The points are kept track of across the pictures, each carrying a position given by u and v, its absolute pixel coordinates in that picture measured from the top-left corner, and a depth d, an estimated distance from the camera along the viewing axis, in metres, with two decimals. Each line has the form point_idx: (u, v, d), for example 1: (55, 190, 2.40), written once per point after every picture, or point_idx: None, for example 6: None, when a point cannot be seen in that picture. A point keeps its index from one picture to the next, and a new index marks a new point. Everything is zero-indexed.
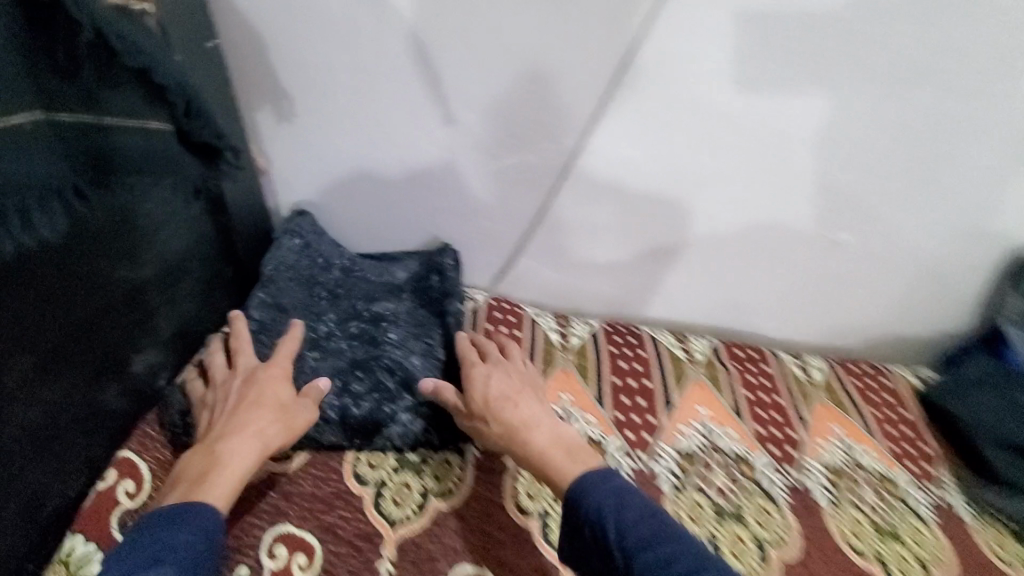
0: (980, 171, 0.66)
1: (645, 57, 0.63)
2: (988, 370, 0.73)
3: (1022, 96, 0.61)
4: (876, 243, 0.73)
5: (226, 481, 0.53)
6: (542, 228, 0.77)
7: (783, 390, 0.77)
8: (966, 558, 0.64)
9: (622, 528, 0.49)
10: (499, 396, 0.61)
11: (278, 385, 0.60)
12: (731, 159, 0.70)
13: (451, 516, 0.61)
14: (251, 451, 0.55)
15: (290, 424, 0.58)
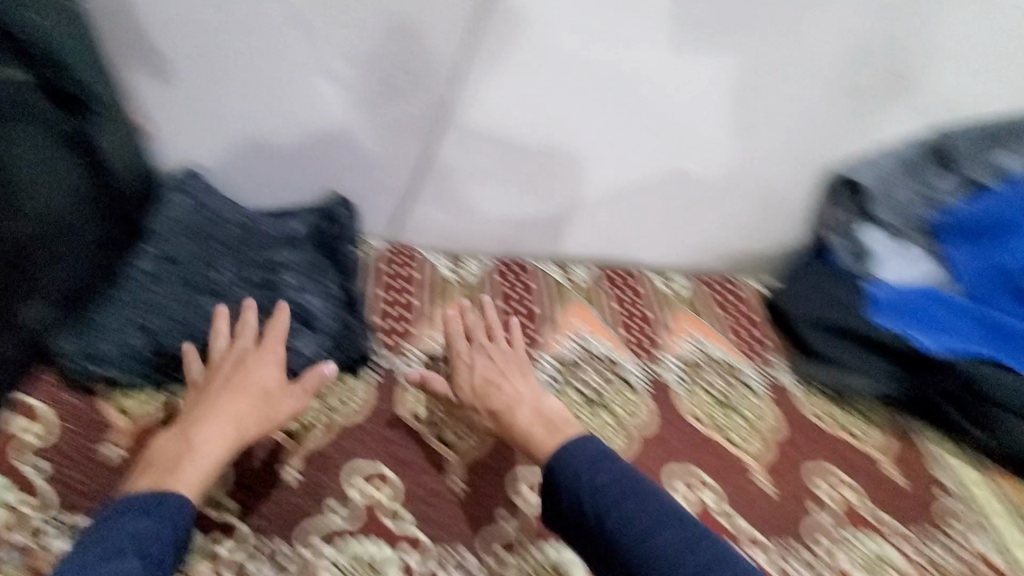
0: (794, 100, 0.80)
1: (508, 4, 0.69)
2: (820, 274, 0.84)
3: (814, 34, 0.74)
4: (718, 165, 0.86)
5: (197, 470, 0.56)
6: (431, 174, 0.84)
7: (650, 302, 0.85)
8: (792, 420, 0.75)
9: (596, 489, 0.56)
10: (481, 380, 0.68)
11: (258, 370, 0.64)
12: (591, 98, 0.78)
13: (354, 427, 0.67)
14: (223, 435, 0.59)
15: (268, 412, 0.62)
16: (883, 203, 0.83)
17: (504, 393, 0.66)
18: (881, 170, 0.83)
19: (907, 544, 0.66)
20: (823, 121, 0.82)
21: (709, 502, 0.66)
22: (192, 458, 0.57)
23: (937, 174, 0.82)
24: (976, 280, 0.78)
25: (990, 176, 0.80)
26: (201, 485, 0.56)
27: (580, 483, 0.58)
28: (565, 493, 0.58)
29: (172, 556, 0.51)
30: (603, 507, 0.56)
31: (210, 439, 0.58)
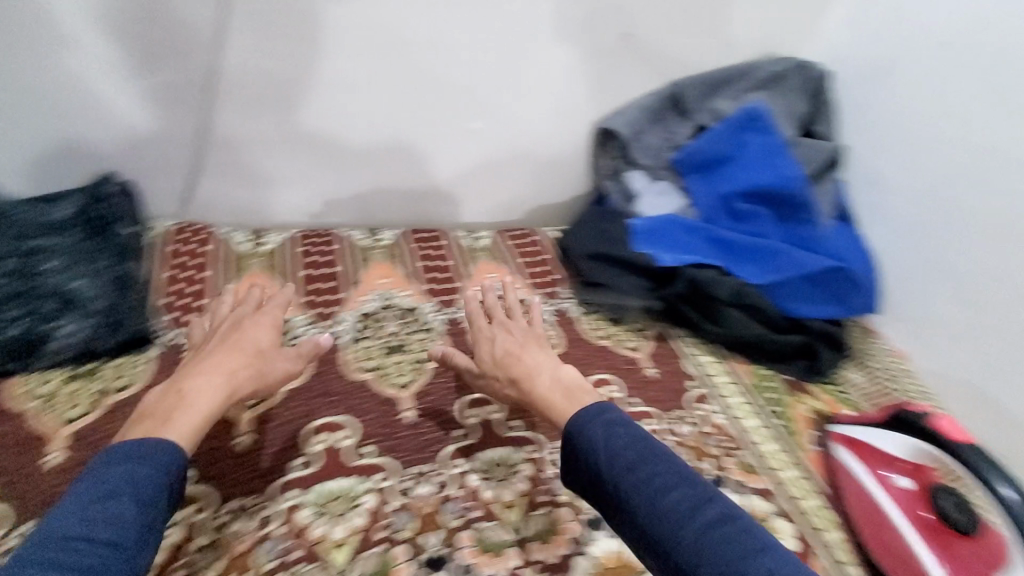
0: (547, 62, 0.90)
1: None
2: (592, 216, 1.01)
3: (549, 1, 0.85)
4: (495, 124, 0.95)
5: (186, 417, 0.57)
6: (214, 146, 0.85)
7: (452, 255, 0.94)
8: (571, 339, 0.85)
9: (612, 451, 0.56)
10: (496, 351, 0.71)
11: (255, 332, 0.68)
12: (360, 64, 0.83)
13: (131, 403, 0.67)
14: (216, 385, 0.61)
15: (259, 369, 0.66)
16: (636, 147, 0.99)
17: (513, 361, 0.69)
18: (630, 118, 0.98)
19: (668, 425, 0.76)
20: (577, 76, 0.93)
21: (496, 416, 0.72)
22: (183, 408, 0.58)
23: (673, 118, 0.99)
24: (711, 205, 0.93)
25: (715, 118, 0.97)
26: (192, 432, 0.57)
27: (595, 441, 0.57)
28: (581, 451, 0.58)
29: (165, 501, 0.51)
30: (617, 467, 0.55)
31: (203, 391, 0.60)
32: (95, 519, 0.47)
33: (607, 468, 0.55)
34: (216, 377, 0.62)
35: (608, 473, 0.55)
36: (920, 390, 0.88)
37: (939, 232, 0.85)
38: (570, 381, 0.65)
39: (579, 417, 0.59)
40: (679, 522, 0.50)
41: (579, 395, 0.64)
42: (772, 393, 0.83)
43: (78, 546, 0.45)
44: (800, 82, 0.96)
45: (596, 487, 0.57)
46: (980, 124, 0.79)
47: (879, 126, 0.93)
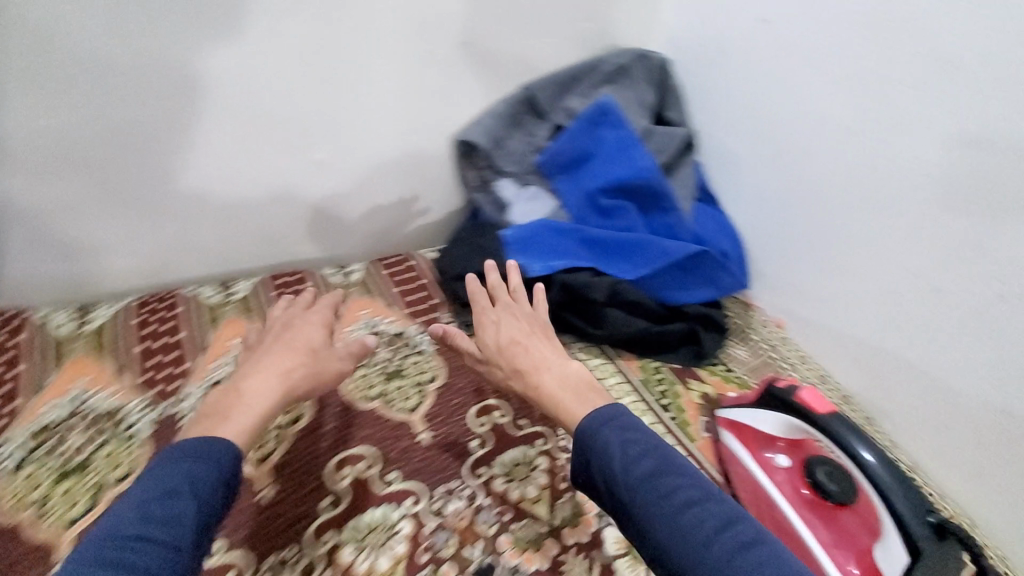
0: (390, 85, 0.86)
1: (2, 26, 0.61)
2: (464, 230, 1.00)
3: (379, 23, 0.79)
4: (346, 154, 0.89)
5: (246, 413, 0.59)
6: (8, 223, 0.74)
7: (318, 296, 0.88)
8: (453, 367, 0.81)
9: (627, 464, 0.57)
10: (504, 341, 0.74)
11: (311, 333, 0.71)
12: (174, 113, 0.74)
13: None
14: (270, 380, 0.63)
15: (315, 367, 0.67)
16: (498, 155, 0.97)
17: (519, 354, 0.72)
18: (486, 126, 0.95)
19: (558, 441, 0.74)
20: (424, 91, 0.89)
21: (367, 473, 0.68)
22: (239, 407, 0.60)
23: (531, 121, 0.99)
24: (578, 205, 0.93)
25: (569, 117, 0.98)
26: (245, 436, 0.58)
27: (611, 450, 0.59)
28: (596, 453, 0.60)
29: (215, 501, 0.52)
30: (635, 478, 0.57)
31: (259, 389, 0.62)
32: (152, 518, 0.49)
33: (629, 478, 0.57)
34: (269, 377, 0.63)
35: (629, 481, 0.57)
36: (797, 352, 0.91)
37: (786, 201, 0.89)
38: (577, 379, 0.68)
39: (585, 425, 0.62)
40: (694, 534, 0.53)
41: (586, 394, 0.67)
42: (662, 385, 0.83)
43: (133, 544, 0.47)
44: (642, 74, 0.98)
45: (612, 492, 0.59)
46: (806, 95, 0.83)
47: (720, 106, 0.96)
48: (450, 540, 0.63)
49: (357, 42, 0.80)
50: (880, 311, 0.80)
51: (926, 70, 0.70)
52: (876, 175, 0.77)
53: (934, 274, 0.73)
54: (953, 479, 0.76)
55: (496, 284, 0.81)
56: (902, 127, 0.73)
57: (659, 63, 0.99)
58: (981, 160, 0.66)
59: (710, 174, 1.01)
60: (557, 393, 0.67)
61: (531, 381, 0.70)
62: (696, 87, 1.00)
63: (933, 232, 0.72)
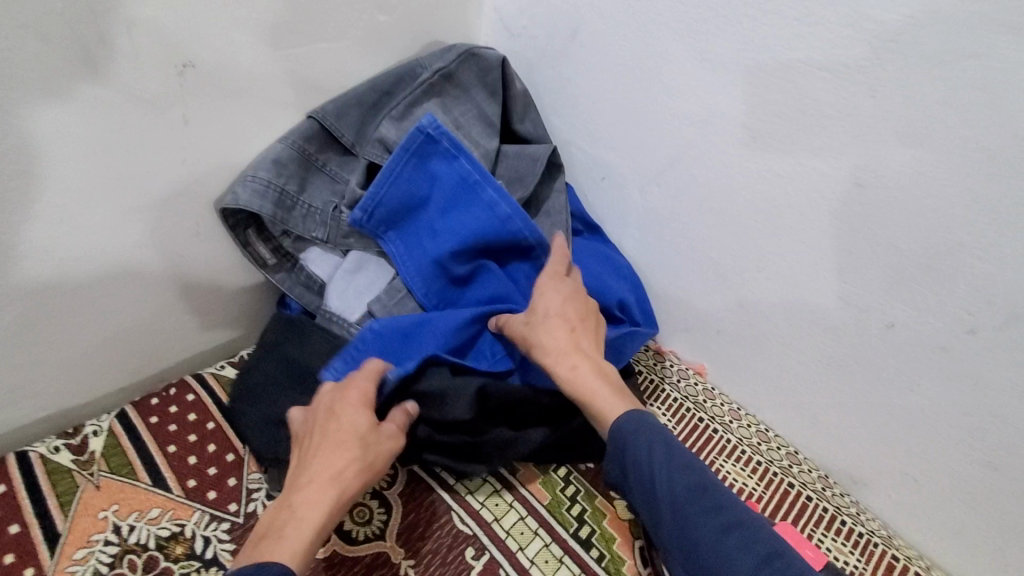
0: (94, 157, 0.56)
1: None
2: (272, 324, 0.70)
3: (39, 75, 0.49)
4: (47, 268, 0.57)
5: (300, 531, 0.47)
6: None
7: (24, 510, 0.55)
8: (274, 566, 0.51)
9: (671, 476, 0.49)
10: (554, 316, 0.60)
11: (351, 421, 0.52)
12: None
13: None
14: (325, 494, 0.49)
15: (367, 458, 0.51)
16: (297, 218, 0.67)
17: (558, 334, 0.59)
18: (265, 181, 0.64)
19: None
20: (141, 151, 0.58)
21: None
22: (293, 524, 0.47)
23: (333, 163, 0.70)
24: (418, 274, 0.66)
25: (387, 151, 0.69)
26: (305, 556, 0.46)
27: (651, 456, 0.50)
28: (632, 459, 0.50)
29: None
30: (678, 491, 0.48)
31: (297, 509, 0.48)
32: None
33: (668, 492, 0.48)
34: (310, 496, 0.48)
35: (668, 494, 0.48)
36: (729, 406, 0.74)
37: (686, 224, 0.70)
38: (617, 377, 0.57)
39: (623, 424, 0.52)
40: (737, 563, 0.44)
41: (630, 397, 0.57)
42: (576, 507, 0.61)
43: None
44: (477, 79, 0.73)
45: (648, 508, 0.49)
46: (689, 91, 0.63)
47: (585, 110, 0.74)
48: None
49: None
50: (821, 351, 0.64)
51: (840, 45, 0.52)
52: (794, 188, 0.59)
53: (883, 306, 0.57)
54: (936, 540, 0.62)
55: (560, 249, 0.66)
56: (819, 125, 0.55)
57: (498, 60, 0.73)
58: (925, 162, 0.50)
59: (587, 195, 0.79)
60: (598, 387, 0.56)
61: (568, 364, 0.57)
62: (552, 87, 0.76)
63: (876, 255, 0.56)
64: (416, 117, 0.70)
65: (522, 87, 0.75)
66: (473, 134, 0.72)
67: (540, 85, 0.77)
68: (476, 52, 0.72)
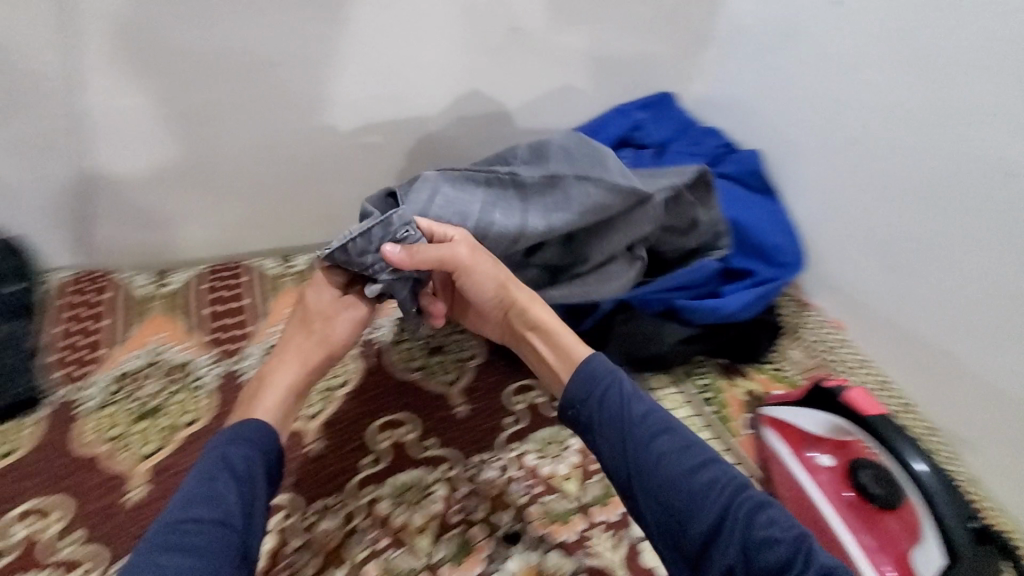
0: (447, 74, 0.86)
1: (109, 20, 0.67)
2: None
3: (444, 22, 0.81)
4: (403, 139, 0.89)
5: (274, 404, 0.63)
6: (93, 195, 0.78)
7: None
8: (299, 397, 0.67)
9: (630, 404, 0.57)
10: (496, 287, 0.67)
11: (343, 322, 0.68)
12: (246, 101, 0.78)
13: (20, 468, 0.65)
14: (293, 366, 0.65)
15: (327, 338, 0.67)
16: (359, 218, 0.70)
17: (534, 307, 0.68)
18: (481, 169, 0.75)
19: None
20: (477, 73, 0.88)
21: (403, 437, 0.73)
22: (266, 393, 0.63)
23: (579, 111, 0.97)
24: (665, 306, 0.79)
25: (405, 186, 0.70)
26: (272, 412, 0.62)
27: (618, 395, 0.58)
28: (594, 406, 0.58)
29: (260, 475, 0.55)
30: (638, 420, 0.56)
31: (275, 381, 0.64)
32: (196, 500, 0.51)
33: (648, 420, 0.56)
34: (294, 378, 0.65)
35: (649, 424, 0.56)
36: (856, 356, 0.87)
37: (856, 196, 0.84)
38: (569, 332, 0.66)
39: (595, 365, 0.60)
40: (692, 481, 0.53)
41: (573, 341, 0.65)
42: (705, 378, 0.82)
43: (187, 526, 0.49)
44: (547, 184, 0.71)
45: (609, 430, 0.57)
46: (888, 83, 0.77)
47: (777, 97, 0.93)
48: (519, 491, 0.69)
49: (410, 25, 0.79)
50: (957, 317, 0.75)
51: None
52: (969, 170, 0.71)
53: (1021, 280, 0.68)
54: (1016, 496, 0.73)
55: (425, 225, 0.65)
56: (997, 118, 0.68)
57: (617, 167, 0.74)
58: None
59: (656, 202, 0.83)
60: (563, 340, 0.65)
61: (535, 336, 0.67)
62: (600, 212, 0.72)
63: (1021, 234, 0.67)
64: (460, 181, 0.71)
65: (560, 221, 0.70)
66: (497, 220, 0.69)
67: (652, 227, 0.75)
68: (574, 147, 0.76)
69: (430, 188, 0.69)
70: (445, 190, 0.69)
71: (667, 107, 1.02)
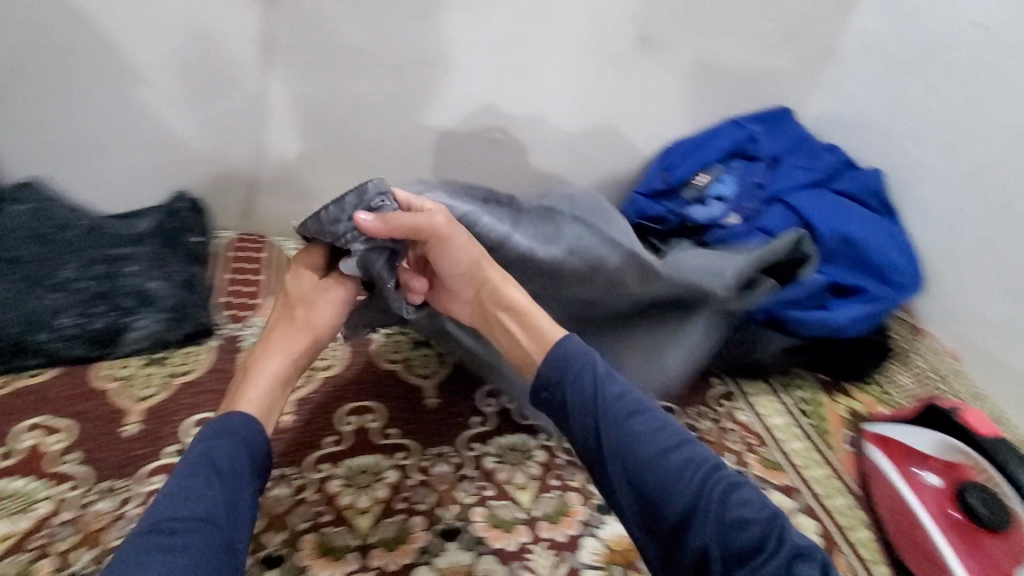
0: (582, 79, 0.93)
1: (313, 12, 0.78)
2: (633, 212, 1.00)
3: (586, 32, 0.89)
4: (530, 137, 0.96)
5: (258, 397, 0.62)
6: (265, 166, 0.89)
7: None
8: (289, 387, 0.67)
9: (603, 387, 0.57)
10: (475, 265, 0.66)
11: (320, 308, 0.68)
12: (404, 91, 0.87)
13: (187, 388, 0.70)
14: (274, 358, 0.65)
15: (280, 342, 0.66)
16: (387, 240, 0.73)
17: (515, 293, 0.66)
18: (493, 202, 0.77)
19: (687, 420, 0.74)
20: (607, 81, 0.94)
21: (510, 406, 0.74)
22: (253, 383, 0.63)
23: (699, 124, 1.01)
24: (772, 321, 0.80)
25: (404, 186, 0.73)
26: (260, 402, 0.61)
27: (591, 376, 0.58)
28: (570, 393, 0.58)
29: (249, 472, 0.54)
30: (614, 403, 0.56)
31: (263, 372, 0.64)
32: (181, 496, 0.49)
33: (621, 401, 0.56)
34: (274, 366, 0.64)
35: (620, 403, 0.56)
36: (970, 390, 0.88)
37: (992, 218, 0.85)
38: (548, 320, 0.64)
39: (567, 346, 0.60)
40: (665, 463, 0.52)
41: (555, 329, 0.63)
42: (806, 393, 0.81)
43: (172, 525, 0.47)
44: (544, 216, 0.74)
45: (582, 413, 0.56)
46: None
47: (899, 121, 0.95)
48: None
49: (561, 33, 0.88)
50: None
51: None
52: None
53: None
54: None
55: (402, 197, 0.66)
56: None
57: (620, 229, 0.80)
58: None
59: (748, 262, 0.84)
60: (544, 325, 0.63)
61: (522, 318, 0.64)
62: (584, 257, 0.72)
63: None
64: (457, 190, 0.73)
65: (545, 249, 0.71)
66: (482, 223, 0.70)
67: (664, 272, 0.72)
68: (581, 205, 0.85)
69: (424, 186, 0.72)
70: (438, 194, 0.72)
71: (785, 122, 1.02)
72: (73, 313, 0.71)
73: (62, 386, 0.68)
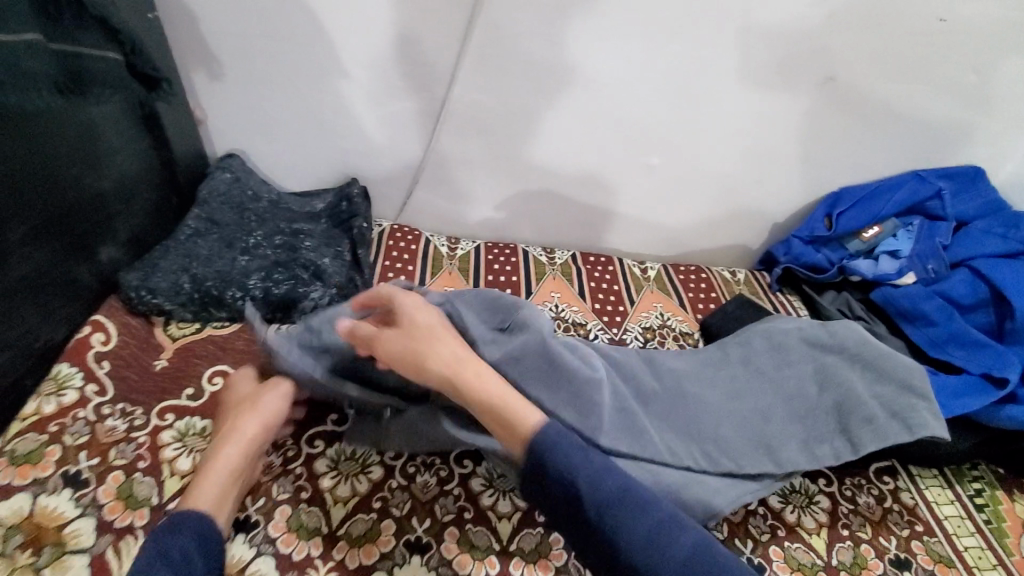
0: (752, 113, 0.91)
1: (507, 28, 0.80)
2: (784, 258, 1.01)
3: (771, 67, 0.86)
4: (682, 161, 0.96)
5: (216, 485, 0.52)
6: (430, 163, 0.93)
7: (623, 282, 0.97)
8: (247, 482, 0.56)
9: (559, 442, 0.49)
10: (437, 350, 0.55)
11: (267, 392, 0.59)
12: (574, 109, 0.89)
13: None
14: (229, 446, 0.55)
15: (227, 431, 0.56)
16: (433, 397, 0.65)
17: (477, 378, 0.54)
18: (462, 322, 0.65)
19: (845, 490, 0.68)
20: (776, 117, 0.91)
21: None
22: (205, 475, 0.53)
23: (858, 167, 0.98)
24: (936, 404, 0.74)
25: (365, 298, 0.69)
26: (216, 495, 0.52)
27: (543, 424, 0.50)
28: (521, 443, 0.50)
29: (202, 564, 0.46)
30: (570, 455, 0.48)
31: (216, 462, 0.53)
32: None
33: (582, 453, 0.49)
34: (232, 450, 0.54)
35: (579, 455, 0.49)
36: None
37: None
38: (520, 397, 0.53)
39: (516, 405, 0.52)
40: (625, 523, 0.45)
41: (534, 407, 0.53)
42: (978, 484, 0.73)
43: None
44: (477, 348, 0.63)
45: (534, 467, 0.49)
46: None
47: None
48: (760, 528, 0.63)
49: (744, 69, 0.86)
50: None
51: None
52: None
53: None
54: None
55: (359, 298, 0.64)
56: None
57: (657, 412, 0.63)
58: None
59: (875, 385, 0.68)
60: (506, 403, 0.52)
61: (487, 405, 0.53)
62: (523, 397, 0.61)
63: None
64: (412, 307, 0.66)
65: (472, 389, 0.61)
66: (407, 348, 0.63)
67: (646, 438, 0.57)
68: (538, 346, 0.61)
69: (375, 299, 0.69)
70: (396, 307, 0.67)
71: (979, 183, 0.95)
72: (259, 275, 0.77)
73: (242, 341, 0.74)
